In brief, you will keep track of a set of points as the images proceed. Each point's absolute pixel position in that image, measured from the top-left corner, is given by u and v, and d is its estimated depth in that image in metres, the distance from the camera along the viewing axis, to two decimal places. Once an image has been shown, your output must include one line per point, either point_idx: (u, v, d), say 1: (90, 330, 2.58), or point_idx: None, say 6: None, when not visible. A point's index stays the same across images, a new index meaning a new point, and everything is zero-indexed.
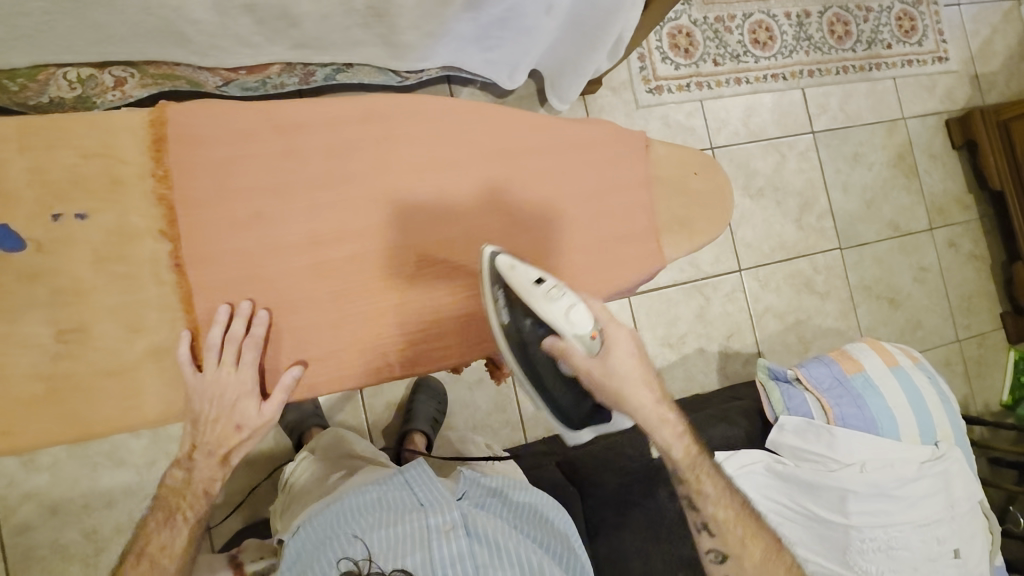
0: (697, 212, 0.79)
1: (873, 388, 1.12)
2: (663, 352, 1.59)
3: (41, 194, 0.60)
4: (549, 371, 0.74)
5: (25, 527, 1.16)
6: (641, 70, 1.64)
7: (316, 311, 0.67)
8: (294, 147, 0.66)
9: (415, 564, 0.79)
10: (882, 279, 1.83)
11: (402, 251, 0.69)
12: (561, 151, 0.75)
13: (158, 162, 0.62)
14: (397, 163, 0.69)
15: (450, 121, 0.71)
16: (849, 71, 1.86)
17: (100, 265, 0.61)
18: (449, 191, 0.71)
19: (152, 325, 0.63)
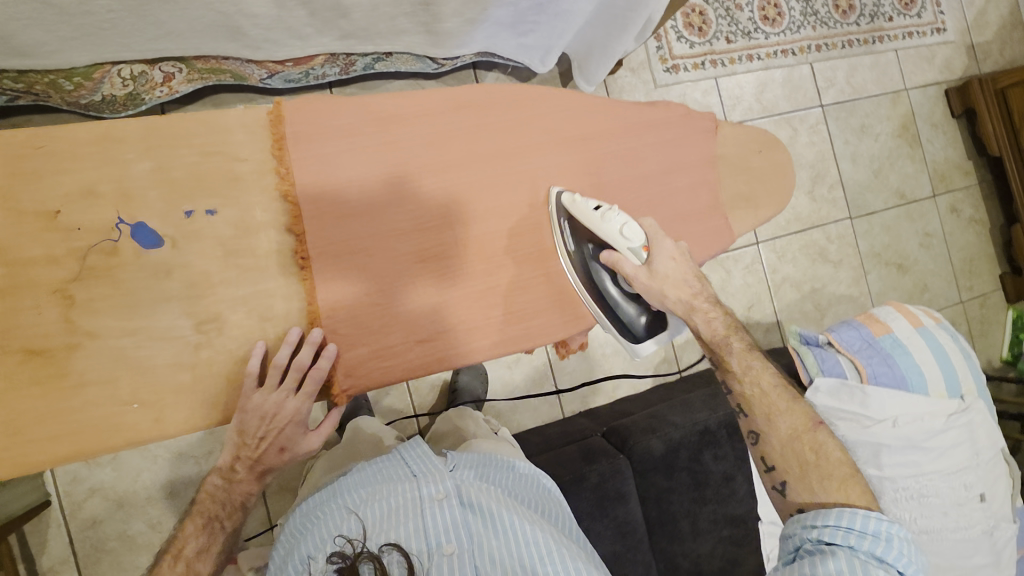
0: (759, 187, 0.85)
1: (902, 347, 1.18)
2: None
3: (170, 193, 0.64)
4: (607, 287, 0.78)
5: (94, 520, 1.20)
6: (658, 50, 1.68)
7: (421, 295, 0.72)
8: (388, 138, 0.70)
9: (408, 535, 0.78)
10: (890, 245, 1.90)
11: (498, 236, 0.76)
12: (632, 134, 0.81)
13: (281, 160, 0.66)
14: (489, 153, 0.75)
15: (530, 110, 0.77)
16: (854, 45, 1.90)
17: (231, 259, 0.66)
18: (537, 175, 0.77)
19: (281, 313, 0.68)
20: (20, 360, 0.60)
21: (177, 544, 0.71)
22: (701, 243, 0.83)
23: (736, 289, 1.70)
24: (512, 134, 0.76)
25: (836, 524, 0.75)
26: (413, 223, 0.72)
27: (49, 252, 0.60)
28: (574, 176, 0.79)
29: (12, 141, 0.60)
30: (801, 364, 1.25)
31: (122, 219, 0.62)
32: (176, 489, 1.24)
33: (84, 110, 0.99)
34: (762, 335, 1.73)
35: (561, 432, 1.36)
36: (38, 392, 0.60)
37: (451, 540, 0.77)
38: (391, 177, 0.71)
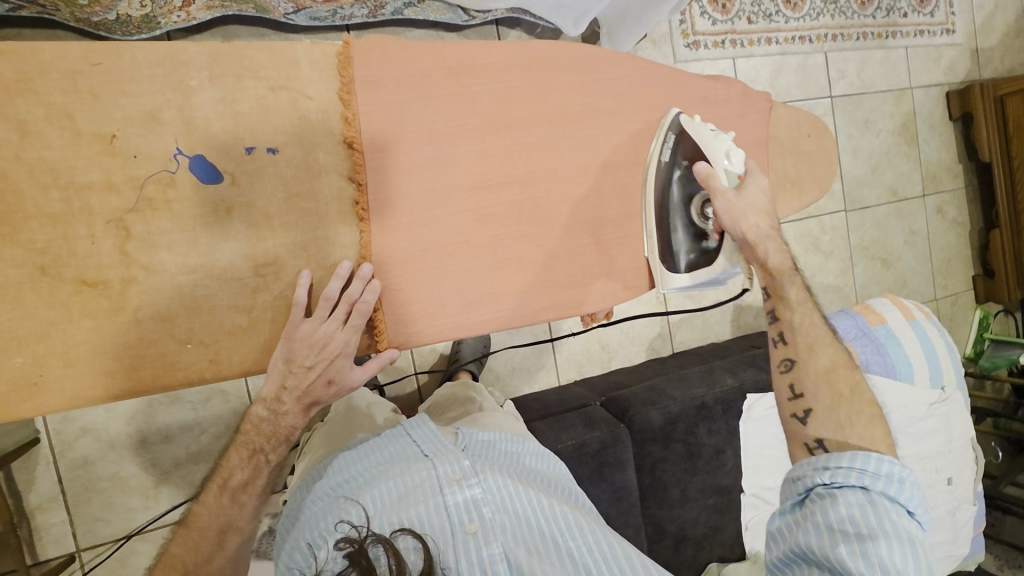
0: (806, 171, 0.87)
1: (894, 338, 1.25)
2: (686, 303, 1.68)
3: (234, 127, 0.63)
4: (678, 199, 0.77)
5: (84, 460, 1.15)
6: (681, 24, 1.65)
7: (474, 254, 0.73)
8: (457, 92, 0.70)
9: (423, 515, 0.70)
10: (878, 240, 1.97)
11: (554, 200, 0.76)
12: (694, 109, 0.81)
13: (348, 104, 0.66)
14: (556, 116, 0.75)
15: (598, 75, 0.77)
16: (868, 38, 1.92)
17: (292, 202, 0.66)
18: (596, 140, 0.77)
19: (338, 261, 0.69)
20: (73, 290, 0.60)
21: (224, 474, 0.72)
22: None
23: None
24: (579, 97, 0.76)
25: (850, 466, 0.68)
26: (474, 180, 0.72)
27: (107, 178, 0.60)
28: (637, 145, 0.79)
29: (72, 57, 0.59)
30: None
31: (180, 150, 0.62)
32: (170, 435, 1.20)
33: (92, 28, 0.91)
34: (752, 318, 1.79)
35: (561, 397, 1.39)
36: (89, 324, 0.61)
37: (475, 518, 0.70)
38: (455, 131, 0.71)
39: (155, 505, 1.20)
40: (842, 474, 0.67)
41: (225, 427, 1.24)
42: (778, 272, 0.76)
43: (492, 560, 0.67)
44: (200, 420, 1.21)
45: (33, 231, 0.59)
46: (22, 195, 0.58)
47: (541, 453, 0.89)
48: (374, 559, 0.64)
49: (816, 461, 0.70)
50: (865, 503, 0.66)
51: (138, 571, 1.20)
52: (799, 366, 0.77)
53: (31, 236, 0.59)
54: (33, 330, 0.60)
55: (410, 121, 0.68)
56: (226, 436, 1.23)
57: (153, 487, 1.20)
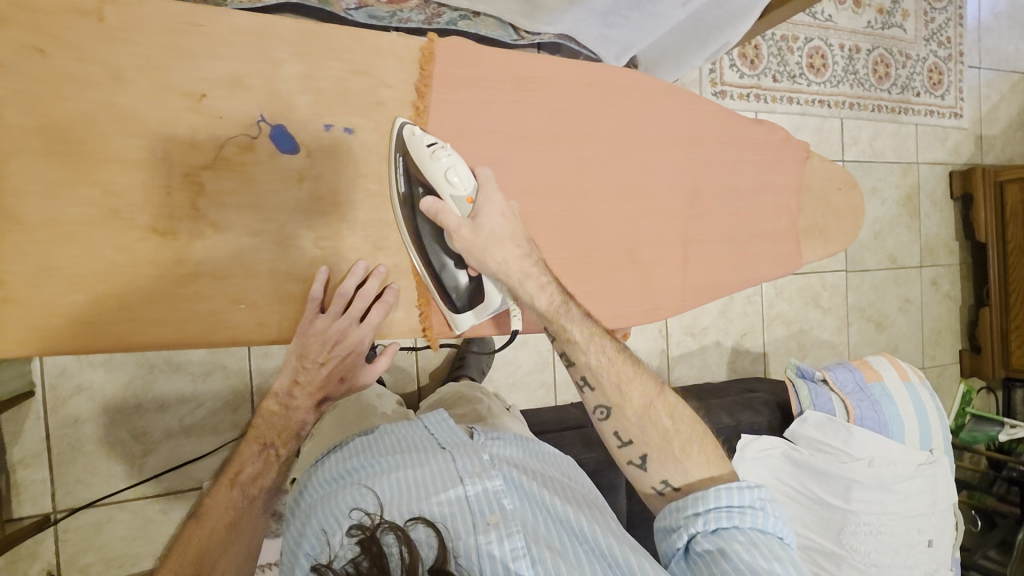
0: (833, 221, 0.91)
1: (888, 396, 1.28)
2: (686, 340, 1.72)
3: (315, 103, 0.66)
4: (429, 236, 0.71)
5: (77, 419, 1.13)
6: (711, 73, 1.73)
7: None
8: (524, 100, 0.73)
9: (442, 504, 0.70)
10: (874, 303, 2.03)
11: (599, 215, 0.79)
12: (737, 148, 0.85)
13: (422, 98, 0.69)
14: (610, 136, 0.78)
15: (653, 103, 0.80)
16: (882, 111, 2.02)
17: (358, 181, 0.69)
18: (647, 163, 0.80)
19: (392, 246, 0.72)
20: (141, 236, 0.62)
21: (235, 467, 0.76)
22: (771, 262, 0.89)
23: (734, 315, 1.78)
24: (634, 121, 0.79)
25: (717, 507, 0.67)
26: (526, 185, 0.75)
27: (190, 133, 0.62)
28: (680, 173, 0.82)
29: (173, 13, 0.61)
30: (794, 395, 1.33)
31: (264, 117, 0.64)
32: (167, 404, 1.19)
33: None
34: (748, 362, 1.82)
35: (558, 415, 1.40)
36: (152, 271, 0.63)
37: (496, 510, 0.70)
38: (517, 136, 0.74)
39: (140, 474, 1.18)
40: (714, 518, 0.66)
41: (223, 404, 1.23)
42: (549, 313, 0.71)
43: (514, 555, 0.65)
44: (199, 393, 1.21)
45: (112, 174, 0.60)
46: (106, 138, 0.60)
47: (556, 456, 0.90)
48: (386, 546, 0.64)
49: (683, 510, 0.68)
50: (750, 545, 0.64)
51: (112, 540, 1.17)
52: (614, 412, 0.74)
53: (110, 178, 0.60)
54: (95, 270, 0.61)
55: (477, 122, 0.72)
56: (223, 412, 1.23)
57: (140, 455, 1.18)
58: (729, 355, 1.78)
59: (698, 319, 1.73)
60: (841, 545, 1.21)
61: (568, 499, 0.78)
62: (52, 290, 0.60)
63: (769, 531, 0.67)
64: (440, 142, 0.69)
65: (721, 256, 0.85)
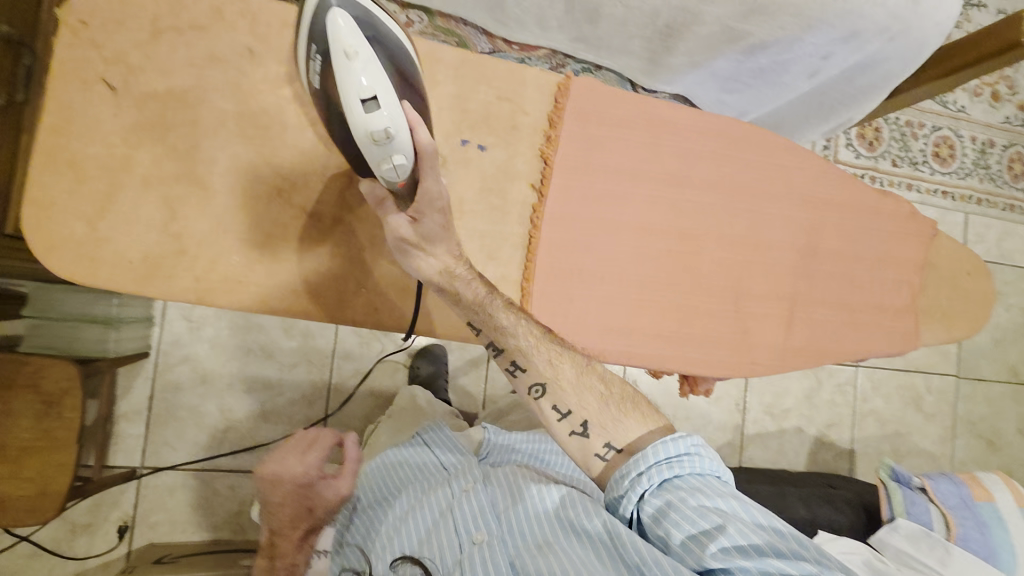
0: (960, 306, 0.85)
1: (1000, 521, 1.13)
2: (764, 419, 1.62)
3: (460, 121, 0.70)
4: (344, 144, 0.62)
5: (177, 386, 1.25)
6: (824, 149, 1.69)
7: (620, 287, 0.76)
8: (650, 141, 0.76)
9: (434, 532, 0.79)
10: (987, 419, 1.81)
11: (708, 260, 0.78)
12: (858, 217, 0.83)
13: (553, 127, 0.74)
14: (728, 189, 0.79)
15: (773, 162, 0.80)
16: (1015, 211, 1.87)
17: (484, 194, 0.72)
18: (764, 216, 0.80)
19: (505, 257, 0.73)
20: (294, 215, 0.72)
21: None
22: (885, 337, 0.84)
23: (821, 403, 1.66)
24: (754, 176, 0.80)
25: (660, 468, 0.62)
26: (640, 221, 0.77)
27: None
28: (793, 235, 0.81)
29: None
30: (884, 498, 1.20)
31: None
32: (254, 386, 1.28)
33: None
34: (831, 458, 1.67)
35: None
36: (296, 248, 0.72)
37: (480, 527, 0.76)
38: (637, 176, 0.77)
39: (217, 448, 1.27)
40: (665, 480, 0.62)
41: (302, 395, 1.31)
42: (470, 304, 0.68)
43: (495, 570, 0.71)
44: (283, 382, 1.29)
45: (282, 159, 0.71)
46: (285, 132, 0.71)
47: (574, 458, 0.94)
48: None
49: (627, 474, 0.62)
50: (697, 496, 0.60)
51: (181, 505, 1.25)
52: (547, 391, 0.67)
53: (280, 163, 0.71)
54: (253, 239, 0.70)
55: (602, 157, 0.75)
56: (301, 404, 1.30)
57: (221, 431, 1.27)
58: (811, 445, 1.65)
59: (780, 399, 1.64)
60: None
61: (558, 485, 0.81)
62: (215, 251, 0.69)
63: (708, 478, 0.63)
64: (379, 80, 0.56)
65: (829, 322, 0.81)
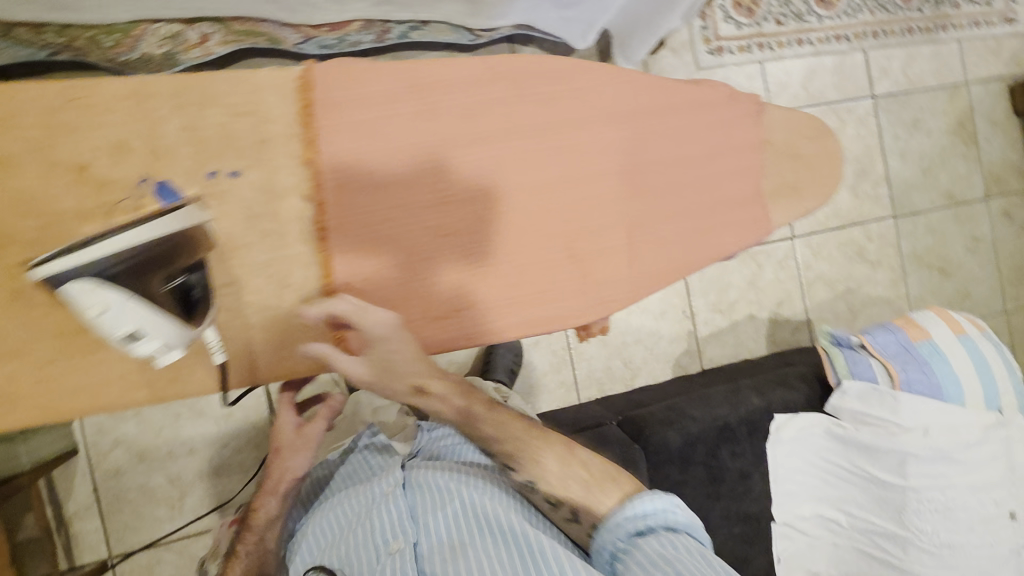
0: (809, 176, 0.73)
1: (941, 355, 1.13)
2: (714, 318, 1.61)
3: (195, 151, 0.55)
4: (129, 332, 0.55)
5: (117, 471, 1.23)
6: (703, 30, 1.60)
7: (428, 281, 0.63)
8: (426, 106, 0.60)
9: (359, 539, 0.85)
10: (934, 248, 1.81)
11: (529, 214, 0.65)
12: (695, 111, 0.69)
13: (307, 125, 0.58)
14: (516, 132, 0.64)
15: (563, 86, 0.65)
16: (914, 33, 1.79)
17: (251, 224, 0.57)
18: (585, 142, 0.66)
19: (298, 283, 0.60)
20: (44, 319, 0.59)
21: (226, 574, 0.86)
22: (740, 234, 0.71)
23: (765, 284, 1.65)
24: (545, 109, 0.64)
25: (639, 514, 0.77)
26: (433, 196, 0.62)
27: (74, 204, 0.54)
28: (615, 155, 0.67)
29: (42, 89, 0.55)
30: (829, 364, 1.22)
31: (146, 176, 0.55)
32: (195, 447, 1.27)
33: (120, 68, 1.01)
34: (789, 334, 1.68)
35: (578, 415, 1.37)
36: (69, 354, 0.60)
37: (398, 536, 0.84)
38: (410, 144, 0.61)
39: (180, 516, 1.26)
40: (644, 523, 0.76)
41: (246, 441, 1.29)
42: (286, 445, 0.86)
43: None
44: (222, 434, 1.27)
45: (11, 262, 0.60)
46: None
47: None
48: None
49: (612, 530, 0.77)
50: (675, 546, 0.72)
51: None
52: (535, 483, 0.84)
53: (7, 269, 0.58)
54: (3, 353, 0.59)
55: (361, 138, 0.59)
56: (247, 449, 1.29)
57: (178, 498, 1.26)
58: (766, 327, 1.65)
59: (725, 294, 1.62)
60: (902, 525, 1.12)
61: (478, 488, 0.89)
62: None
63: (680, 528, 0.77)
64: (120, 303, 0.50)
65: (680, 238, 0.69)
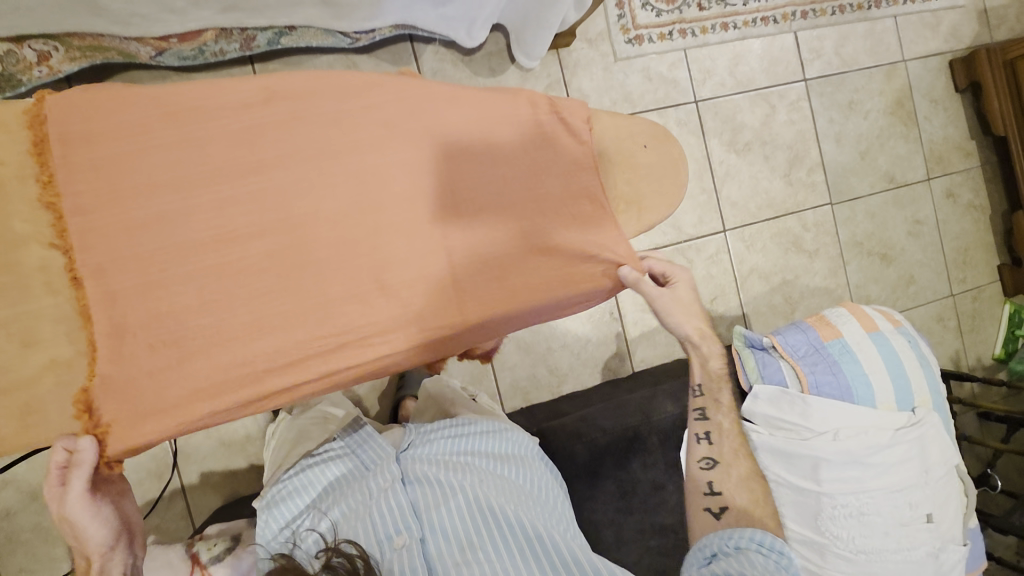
0: (642, 181, 1.04)
1: (850, 354, 1.09)
2: (644, 318, 1.56)
3: None
4: None
5: (6, 513, 1.17)
6: (620, 18, 1.53)
7: (243, 279, 0.77)
8: (182, 137, 0.74)
9: (357, 530, 0.77)
10: (874, 234, 1.76)
11: (348, 211, 0.81)
12: (470, 122, 0.90)
13: (44, 173, 0.70)
14: (329, 153, 0.80)
15: (355, 102, 0.82)
16: (846, 11, 1.72)
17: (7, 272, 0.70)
18: (389, 163, 0.83)
19: (46, 337, 0.72)
20: None
21: None
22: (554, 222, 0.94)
23: (697, 280, 1.60)
24: (338, 127, 0.80)
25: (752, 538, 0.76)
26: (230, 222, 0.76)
27: None
28: (413, 170, 0.84)
29: None
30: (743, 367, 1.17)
31: None
32: None
33: None
34: (725, 330, 1.63)
35: None
36: None
37: (401, 530, 0.77)
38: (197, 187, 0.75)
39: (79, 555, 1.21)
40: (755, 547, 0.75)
41: (145, 474, 1.22)
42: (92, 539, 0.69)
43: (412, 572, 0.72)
44: None
45: None
46: None
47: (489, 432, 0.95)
48: None
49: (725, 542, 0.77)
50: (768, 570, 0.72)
51: None
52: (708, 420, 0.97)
53: None
54: None
55: (158, 174, 0.73)
56: (146, 483, 1.23)
57: None
58: None
59: None
60: (820, 532, 1.06)
61: (488, 482, 0.85)
62: None
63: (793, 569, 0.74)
64: None
65: (479, 234, 0.89)
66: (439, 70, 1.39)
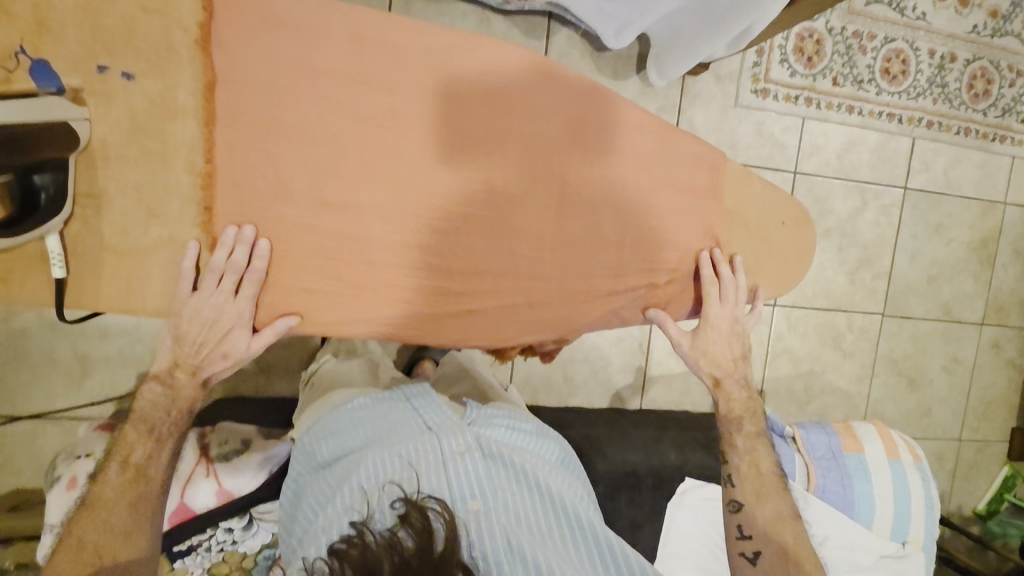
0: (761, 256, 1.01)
1: (865, 473, 1.11)
2: (668, 361, 1.56)
3: (90, 43, 0.69)
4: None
5: (21, 332, 1.18)
6: (754, 66, 1.49)
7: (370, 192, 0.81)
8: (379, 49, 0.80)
9: (434, 489, 0.79)
10: (911, 357, 1.75)
11: (470, 178, 0.84)
12: (619, 130, 0.91)
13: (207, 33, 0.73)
14: (465, 107, 0.82)
15: (499, 74, 0.84)
16: (970, 135, 1.69)
17: (134, 136, 0.73)
18: (523, 134, 0.86)
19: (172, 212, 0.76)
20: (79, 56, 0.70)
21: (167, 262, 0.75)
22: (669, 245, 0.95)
23: None
24: (483, 93, 0.83)
25: None
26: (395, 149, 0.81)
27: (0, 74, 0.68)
28: (544, 153, 0.87)
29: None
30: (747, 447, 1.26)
31: (24, 50, 0.67)
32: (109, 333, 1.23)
33: None
34: None
35: None
36: None
37: (478, 497, 0.79)
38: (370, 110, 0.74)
39: (76, 395, 1.23)
40: None
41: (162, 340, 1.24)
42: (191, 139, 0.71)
43: (493, 540, 0.75)
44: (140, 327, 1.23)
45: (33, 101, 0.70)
46: None
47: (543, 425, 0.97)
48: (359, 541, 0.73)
49: None
50: None
51: (43, 451, 1.24)
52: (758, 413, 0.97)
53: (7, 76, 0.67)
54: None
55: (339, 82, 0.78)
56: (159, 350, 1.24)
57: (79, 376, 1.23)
58: None
59: None
60: None
61: (550, 473, 0.88)
62: None
63: None
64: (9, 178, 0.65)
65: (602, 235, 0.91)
66: (565, 55, 1.36)
